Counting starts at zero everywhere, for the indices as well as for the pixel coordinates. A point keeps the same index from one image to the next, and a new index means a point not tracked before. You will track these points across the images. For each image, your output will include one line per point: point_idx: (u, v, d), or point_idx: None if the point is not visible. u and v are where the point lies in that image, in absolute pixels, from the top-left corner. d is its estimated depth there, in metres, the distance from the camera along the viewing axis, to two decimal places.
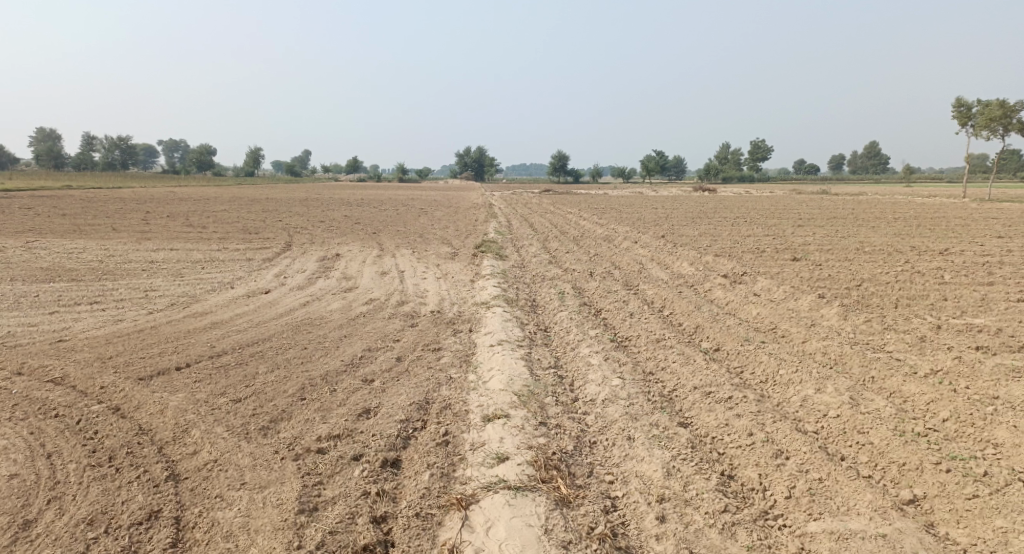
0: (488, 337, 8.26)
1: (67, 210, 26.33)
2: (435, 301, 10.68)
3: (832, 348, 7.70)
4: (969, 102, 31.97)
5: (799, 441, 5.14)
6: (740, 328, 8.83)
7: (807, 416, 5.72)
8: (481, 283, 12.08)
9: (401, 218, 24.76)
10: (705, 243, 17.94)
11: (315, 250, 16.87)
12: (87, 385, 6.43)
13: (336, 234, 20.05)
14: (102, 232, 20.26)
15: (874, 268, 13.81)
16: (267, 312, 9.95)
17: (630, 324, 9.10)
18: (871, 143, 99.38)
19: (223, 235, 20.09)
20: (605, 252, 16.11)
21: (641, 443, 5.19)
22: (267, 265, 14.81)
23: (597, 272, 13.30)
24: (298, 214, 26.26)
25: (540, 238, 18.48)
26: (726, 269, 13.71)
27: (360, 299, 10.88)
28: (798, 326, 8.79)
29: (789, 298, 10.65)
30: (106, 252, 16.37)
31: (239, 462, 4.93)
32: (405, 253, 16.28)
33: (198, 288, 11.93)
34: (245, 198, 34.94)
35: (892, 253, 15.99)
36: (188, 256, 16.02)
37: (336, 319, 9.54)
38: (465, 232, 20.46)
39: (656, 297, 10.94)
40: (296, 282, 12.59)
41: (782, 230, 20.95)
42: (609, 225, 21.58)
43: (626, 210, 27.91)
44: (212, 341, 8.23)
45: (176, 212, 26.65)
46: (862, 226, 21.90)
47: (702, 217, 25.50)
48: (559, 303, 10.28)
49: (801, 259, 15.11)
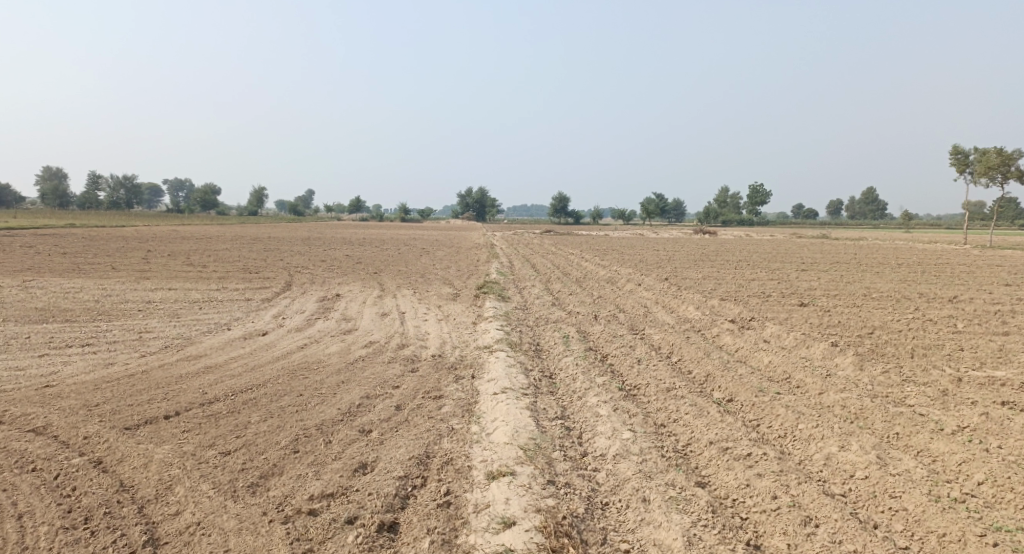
0: (492, 385, 7.92)
1: (66, 248, 26.13)
2: (436, 345, 10.35)
3: (851, 401, 7.36)
4: (968, 150, 32.05)
5: (829, 507, 4.81)
6: (752, 377, 8.49)
7: (833, 477, 5.38)
8: (483, 326, 11.77)
9: (402, 258, 24.54)
10: (710, 286, 17.67)
11: (314, 291, 16.57)
12: (69, 434, 6.13)
13: (336, 274, 19.79)
14: (99, 270, 20.02)
15: (884, 315, 13.51)
16: (262, 356, 9.62)
17: (638, 371, 8.77)
18: (870, 188, 99.93)
19: (222, 274, 19.84)
20: (609, 294, 15.82)
21: (657, 507, 4.85)
22: (264, 305, 14.50)
23: (602, 315, 13.00)
24: (298, 253, 26.04)
25: (543, 280, 18.22)
26: (733, 314, 13.42)
27: (359, 342, 10.55)
28: (813, 376, 8.45)
29: (801, 346, 10.33)
30: (102, 291, 16.09)
31: (224, 525, 4.60)
32: (406, 294, 15.99)
33: (192, 329, 11.62)
34: (246, 236, 34.83)
35: (900, 299, 15.71)
36: (185, 296, 15.74)
37: (334, 363, 9.21)
38: (467, 272, 20.21)
39: (663, 342, 10.62)
40: (293, 324, 12.28)
41: (786, 274, 20.71)
42: (612, 267, 21.35)
43: (628, 252, 27.71)
44: (204, 387, 7.90)
45: (176, 250, 26.46)
46: (867, 271, 21.67)
47: (704, 260, 25.30)
48: (564, 348, 9.95)
49: (808, 305, 14.83)
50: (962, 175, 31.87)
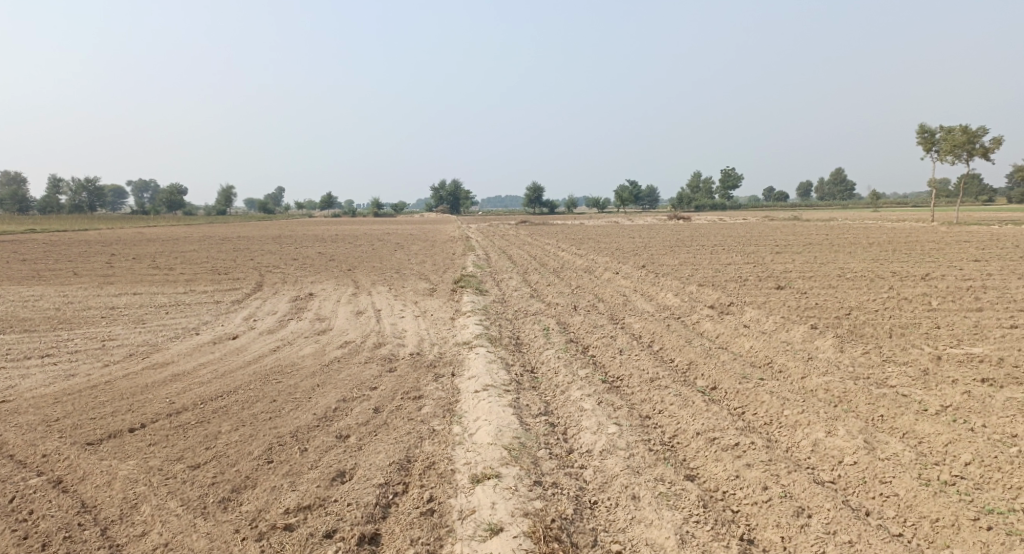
0: (472, 382, 7.73)
1: (28, 255, 25.41)
2: (414, 343, 10.13)
3: (835, 384, 7.27)
4: (933, 128, 32.38)
5: (821, 496, 4.69)
6: (735, 364, 8.39)
7: (823, 464, 5.27)
8: (461, 321, 11.57)
9: (377, 254, 24.22)
10: (687, 272, 17.62)
11: (287, 291, 16.23)
12: (28, 454, 5.90)
13: (309, 273, 19.43)
14: (64, 277, 19.48)
15: (861, 295, 13.53)
16: (234, 361, 9.34)
17: (620, 362, 8.63)
18: (838, 169, 101.06)
19: (191, 276, 19.40)
20: (587, 284, 15.68)
21: (647, 504, 4.71)
22: (236, 308, 14.16)
23: (581, 306, 12.86)
24: (270, 253, 25.58)
25: (519, 271, 18.04)
26: (711, 300, 13.35)
27: (334, 343, 10.29)
28: (796, 361, 8.37)
29: (781, 329, 10.26)
30: (66, 299, 15.62)
31: (194, 546, 4.40)
32: (381, 290, 15.72)
33: (160, 335, 11.28)
34: (216, 237, 34.17)
35: (875, 278, 15.77)
36: (153, 300, 15.33)
37: (308, 365, 8.96)
38: (442, 266, 19.97)
39: (644, 332, 10.50)
40: (266, 326, 11.98)
41: (761, 257, 20.74)
42: (589, 256, 21.22)
43: (603, 240, 27.60)
44: (172, 396, 7.63)
45: (143, 253, 25.86)
46: (840, 251, 21.78)
47: (679, 245, 25.28)
48: (544, 341, 9.79)
49: (784, 287, 14.82)
50: (928, 154, 32.22)
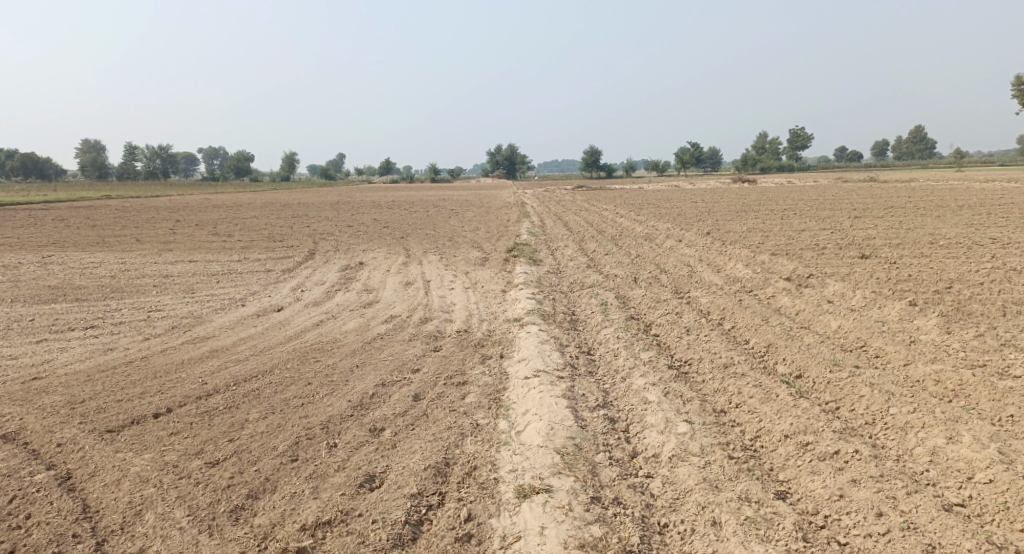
0: (523, 366, 7.00)
1: (95, 220, 25.79)
2: (463, 318, 9.41)
3: (947, 376, 6.29)
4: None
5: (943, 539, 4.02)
6: (822, 348, 7.40)
7: (950, 493, 4.45)
8: (514, 294, 10.79)
9: (431, 220, 23.63)
10: (757, 240, 16.41)
11: (338, 259, 15.73)
12: (42, 443, 5.42)
13: (361, 240, 18.92)
14: (124, 243, 19.50)
15: (958, 265, 12.19)
16: (274, 336, 8.81)
17: (688, 344, 7.74)
18: (917, 127, 95.45)
19: (247, 243, 19.13)
20: (649, 253, 14.69)
21: (731, 534, 4.08)
22: (284, 277, 13.70)
23: (642, 277, 11.92)
24: (325, 219, 25.26)
25: (577, 239, 17.16)
26: (787, 271, 12.22)
27: (379, 317, 9.66)
28: (895, 345, 7.36)
29: (871, 306, 9.17)
30: (121, 266, 15.49)
31: None
32: (433, 259, 15.05)
33: (205, 306, 10.87)
34: (276, 204, 34.10)
35: (971, 246, 14.29)
36: (204, 268, 15.05)
37: (349, 343, 8.35)
38: (497, 234, 19.20)
39: (713, 307, 9.55)
40: (312, 297, 11.44)
41: (839, 223, 19.28)
42: (650, 222, 20.11)
43: (665, 205, 26.27)
44: (204, 377, 7.09)
45: (204, 219, 25.93)
46: (927, 216, 20.10)
47: (747, 210, 23.89)
48: (602, 317, 8.94)
49: (869, 256, 13.55)
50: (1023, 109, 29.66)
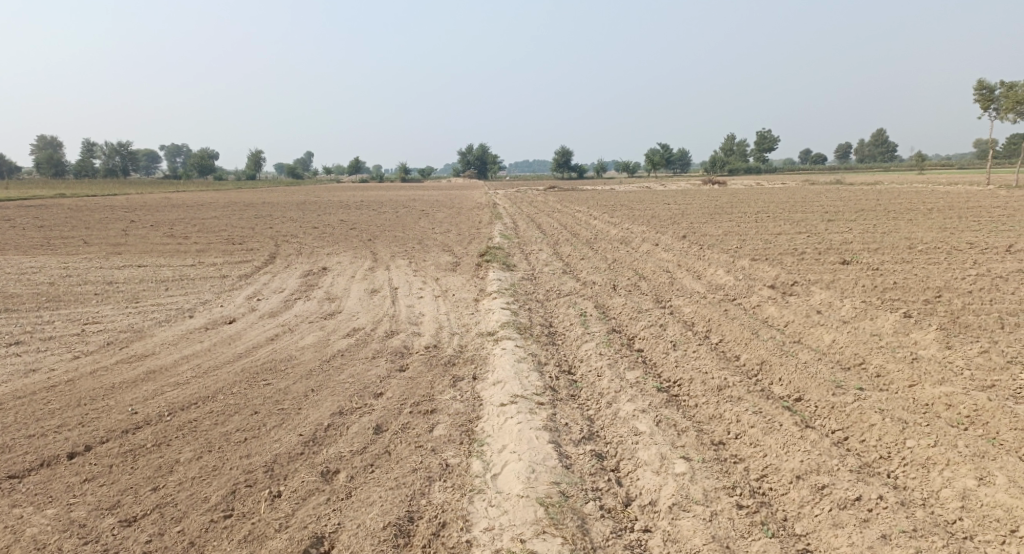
0: (497, 391, 6.29)
1: (46, 221, 24.46)
2: (431, 332, 8.66)
3: (964, 400, 5.70)
4: (992, 85, 29.80)
5: None
6: (820, 367, 6.78)
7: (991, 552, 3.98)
8: (486, 304, 10.07)
9: (400, 222, 22.85)
10: (734, 243, 15.93)
11: (300, 264, 14.86)
12: None
13: (326, 243, 18.03)
14: (71, 247, 18.32)
15: (944, 272, 11.76)
16: (223, 353, 7.98)
17: (676, 362, 7.09)
18: (879, 130, 96.89)
19: (204, 247, 18.12)
20: (625, 258, 14.10)
21: None
22: (239, 285, 12.79)
23: (621, 284, 11.29)
24: (290, 221, 24.29)
25: (550, 242, 16.52)
26: (770, 278, 11.69)
27: (340, 331, 8.86)
28: (898, 362, 6.79)
29: (864, 318, 8.62)
30: (64, 272, 14.42)
31: None
32: (400, 264, 14.29)
33: (149, 319, 9.95)
34: (239, 203, 32.94)
35: (951, 252, 13.94)
36: (155, 275, 14.06)
37: (306, 361, 7.57)
38: (468, 237, 18.46)
39: (698, 318, 8.94)
40: (268, 308, 10.58)
41: (815, 226, 18.88)
42: (624, 224, 19.55)
43: (638, 207, 25.76)
44: (136, 405, 6.26)
45: (162, 220, 24.76)
46: (900, 219, 19.89)
47: (720, 212, 23.49)
48: (582, 331, 8.28)
49: (850, 262, 13.10)
50: (986, 114, 29.80)
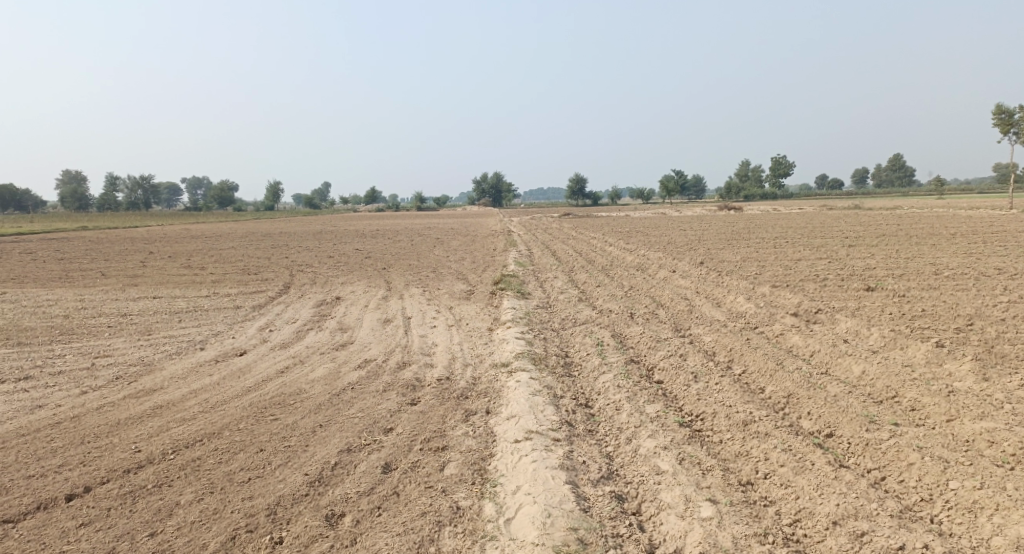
0: (512, 426, 6.04)
1: (65, 253, 24.58)
2: (444, 363, 8.42)
3: (1007, 437, 5.38)
4: (1012, 108, 29.40)
5: None
6: (851, 400, 6.45)
7: None
8: (500, 334, 9.84)
9: (415, 250, 22.74)
10: (753, 270, 15.62)
11: (313, 294, 14.71)
12: None
13: (341, 272, 17.90)
14: (87, 278, 18.32)
15: (973, 299, 11.40)
16: (231, 387, 7.79)
17: (699, 394, 6.79)
18: (895, 154, 96.34)
19: (218, 277, 18.05)
20: (642, 285, 13.85)
21: None
22: (252, 315, 12.64)
23: (638, 313, 11.03)
24: (306, 250, 24.25)
25: (566, 269, 16.31)
26: (793, 305, 11.38)
27: (352, 362, 8.65)
28: (933, 395, 6.46)
29: (893, 348, 8.29)
30: (78, 304, 14.35)
31: None
32: (414, 293, 14.11)
33: (158, 351, 9.79)
34: (256, 233, 33.06)
35: (978, 277, 13.56)
36: (168, 306, 13.95)
37: (315, 395, 7.35)
38: (482, 265, 18.27)
39: (720, 347, 8.65)
40: (279, 339, 10.40)
41: (836, 252, 18.53)
42: (640, 251, 19.29)
43: (654, 233, 25.46)
44: (139, 442, 6.07)
45: (179, 251, 24.79)
46: (923, 244, 19.49)
47: (738, 238, 23.18)
48: (599, 362, 8.01)
49: (874, 289, 12.77)
50: (1006, 137, 29.37)
